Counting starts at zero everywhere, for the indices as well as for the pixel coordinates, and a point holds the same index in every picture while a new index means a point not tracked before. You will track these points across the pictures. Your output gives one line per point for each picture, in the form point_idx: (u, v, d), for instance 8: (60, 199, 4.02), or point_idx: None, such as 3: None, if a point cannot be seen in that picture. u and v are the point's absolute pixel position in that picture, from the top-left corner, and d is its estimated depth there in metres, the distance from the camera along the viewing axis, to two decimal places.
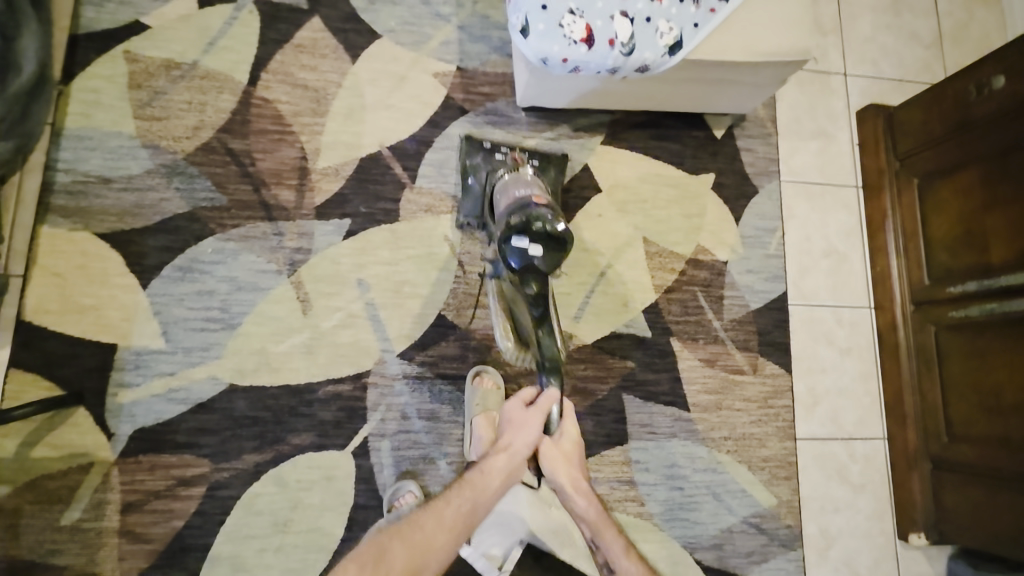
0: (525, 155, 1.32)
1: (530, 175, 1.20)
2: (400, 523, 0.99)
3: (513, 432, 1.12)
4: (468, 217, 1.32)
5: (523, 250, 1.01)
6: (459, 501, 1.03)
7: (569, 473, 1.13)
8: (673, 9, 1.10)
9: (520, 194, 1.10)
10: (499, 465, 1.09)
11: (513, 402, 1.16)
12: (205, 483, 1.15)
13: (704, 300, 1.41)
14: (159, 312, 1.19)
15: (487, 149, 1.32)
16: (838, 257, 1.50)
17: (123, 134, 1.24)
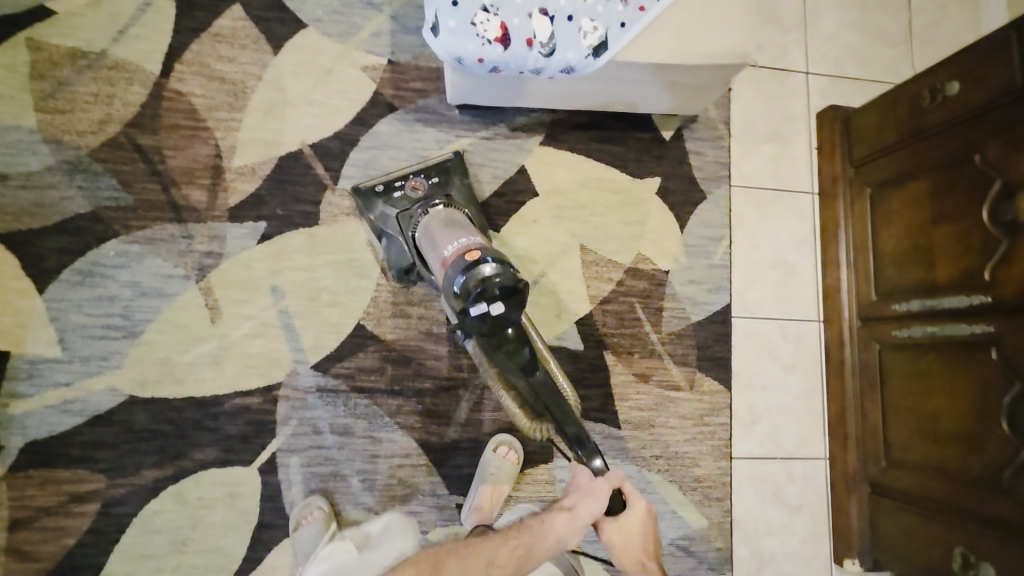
0: (422, 177, 1.22)
1: (444, 209, 1.15)
2: (462, 545, 0.95)
3: (584, 490, 1.02)
4: (401, 265, 1.20)
5: (485, 314, 0.96)
6: (516, 542, 0.95)
7: (630, 547, 1.06)
8: (599, 6, 1.04)
9: (450, 253, 1.01)
10: (557, 527, 0.97)
11: (579, 466, 1.06)
12: (101, 500, 1.10)
13: (642, 312, 1.35)
14: (56, 318, 1.13)
15: (379, 194, 1.21)
16: (788, 269, 1.43)
17: (23, 128, 1.17)
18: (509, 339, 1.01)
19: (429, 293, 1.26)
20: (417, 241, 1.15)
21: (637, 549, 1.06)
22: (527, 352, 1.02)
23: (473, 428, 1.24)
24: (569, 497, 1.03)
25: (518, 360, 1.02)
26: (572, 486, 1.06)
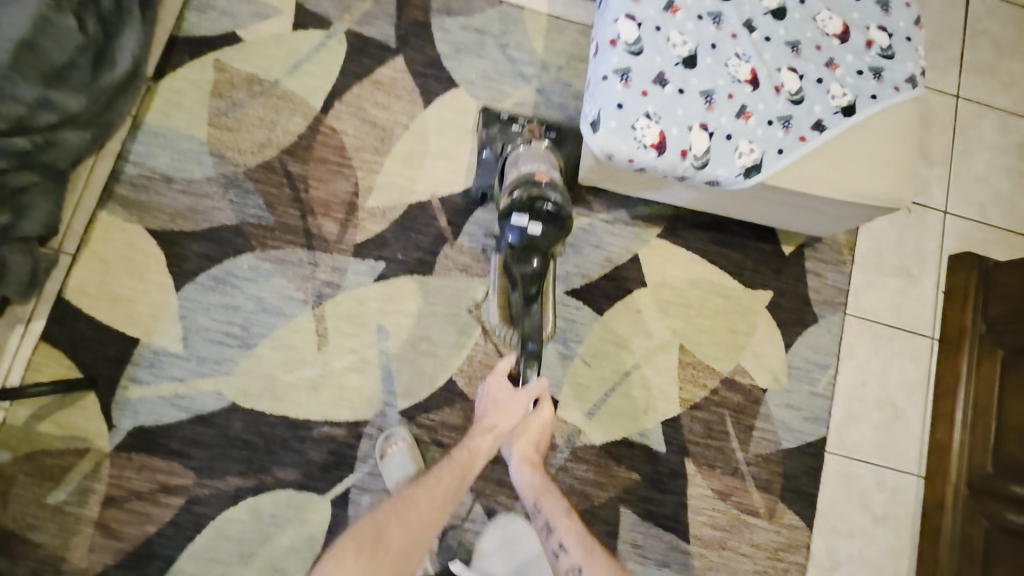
0: (542, 128, 1.29)
1: (544, 148, 1.20)
2: (395, 502, 0.97)
3: (500, 399, 1.09)
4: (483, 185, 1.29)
5: (522, 226, 1.02)
6: (445, 471, 1.02)
7: (529, 446, 1.12)
8: (758, 129, 1.04)
9: (523, 171, 1.11)
10: (483, 442, 1.05)
11: (497, 375, 1.12)
12: (185, 496, 1.16)
13: (732, 427, 1.31)
14: (184, 316, 1.21)
15: (504, 121, 1.29)
16: (894, 413, 1.36)
17: (195, 138, 1.28)
18: (529, 267, 1.05)
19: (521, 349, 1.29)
20: (509, 158, 1.19)
21: (537, 452, 1.12)
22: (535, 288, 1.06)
23: None
24: (489, 408, 1.10)
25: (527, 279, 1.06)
26: (486, 399, 1.12)
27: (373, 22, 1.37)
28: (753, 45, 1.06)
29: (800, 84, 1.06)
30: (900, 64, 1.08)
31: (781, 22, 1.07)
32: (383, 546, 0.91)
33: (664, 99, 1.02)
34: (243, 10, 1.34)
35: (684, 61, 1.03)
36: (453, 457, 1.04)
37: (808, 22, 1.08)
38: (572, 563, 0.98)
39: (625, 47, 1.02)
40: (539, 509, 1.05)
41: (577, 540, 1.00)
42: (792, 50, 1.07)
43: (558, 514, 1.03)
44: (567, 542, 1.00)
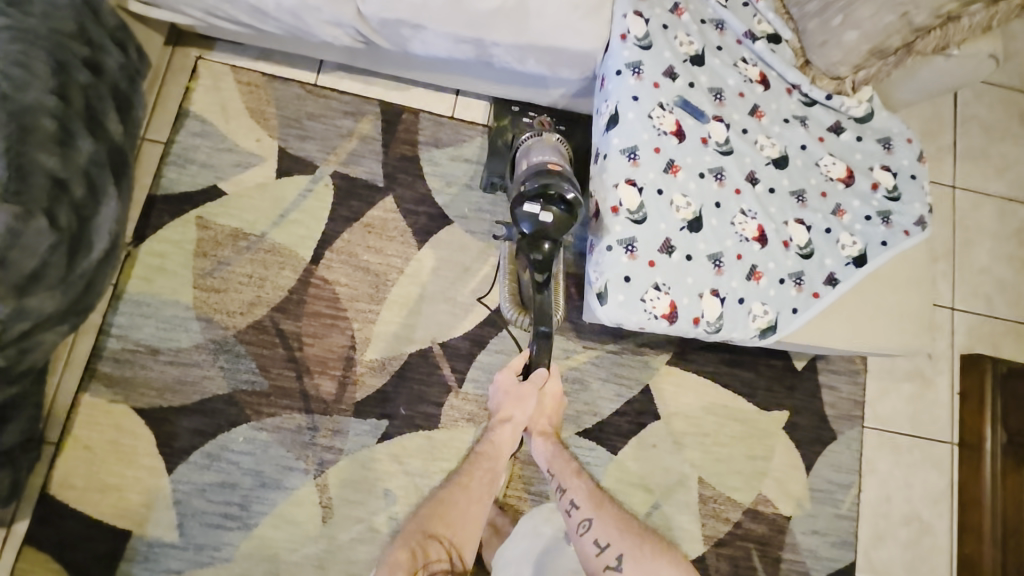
0: (551, 120, 1.26)
1: (557, 141, 1.17)
2: (433, 506, 1.02)
3: (512, 391, 1.12)
4: (492, 175, 1.30)
5: (533, 214, 0.99)
6: (475, 467, 1.07)
7: (542, 421, 1.13)
8: (771, 289, 1.00)
9: (539, 163, 1.07)
10: (506, 433, 1.10)
11: (506, 372, 1.14)
12: None
13: (758, 560, 1.26)
14: (179, 501, 1.14)
15: (515, 112, 1.32)
16: (922, 526, 1.33)
17: (180, 303, 1.22)
18: (539, 254, 1.00)
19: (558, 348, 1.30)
20: (518, 147, 1.19)
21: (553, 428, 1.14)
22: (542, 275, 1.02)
23: None
24: (500, 396, 1.13)
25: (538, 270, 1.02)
26: (498, 392, 1.14)
27: (360, 161, 1.33)
28: (758, 199, 1.03)
29: (809, 237, 1.02)
30: (908, 207, 1.06)
31: (784, 171, 1.05)
32: (434, 549, 0.95)
33: (672, 267, 0.98)
34: (224, 161, 1.29)
35: (690, 224, 1.00)
36: (483, 454, 1.09)
37: (811, 168, 1.06)
38: (584, 518, 1.02)
39: (628, 215, 0.98)
40: (552, 475, 1.09)
41: (588, 500, 1.04)
42: (798, 200, 1.04)
43: (569, 477, 1.07)
44: (579, 503, 1.04)
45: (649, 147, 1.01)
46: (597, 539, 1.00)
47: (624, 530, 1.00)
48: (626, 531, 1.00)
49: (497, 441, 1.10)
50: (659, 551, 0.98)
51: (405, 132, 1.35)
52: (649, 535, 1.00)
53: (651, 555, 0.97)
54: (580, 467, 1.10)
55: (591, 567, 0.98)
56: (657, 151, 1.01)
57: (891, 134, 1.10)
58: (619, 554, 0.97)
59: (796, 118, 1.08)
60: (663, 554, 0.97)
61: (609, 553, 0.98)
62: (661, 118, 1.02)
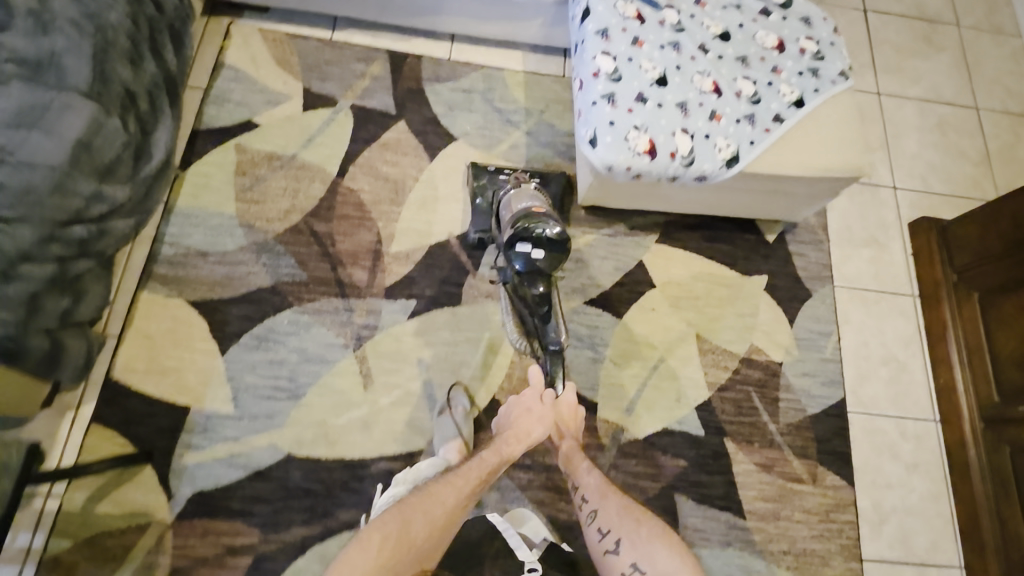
0: (526, 174, 1.39)
1: (534, 189, 1.29)
2: (420, 497, 0.97)
3: (537, 406, 1.17)
4: (478, 230, 1.39)
5: (526, 254, 1.13)
6: (473, 470, 1.04)
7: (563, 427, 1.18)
8: (730, 127, 1.22)
9: (521, 207, 1.20)
10: (518, 450, 1.11)
11: (531, 389, 1.19)
12: (253, 554, 1.15)
13: (759, 401, 1.39)
14: (232, 378, 1.25)
15: (492, 172, 1.42)
16: (899, 366, 1.48)
17: (225, 214, 1.38)
18: (537, 292, 1.18)
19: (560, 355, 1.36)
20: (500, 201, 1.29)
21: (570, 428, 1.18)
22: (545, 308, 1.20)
23: None
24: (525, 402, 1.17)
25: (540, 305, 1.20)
26: (512, 411, 1.17)
27: (373, 95, 1.54)
28: (711, 63, 1.26)
29: (755, 88, 1.26)
30: (832, 63, 1.30)
31: (729, 43, 1.29)
32: (409, 541, 0.90)
33: (648, 112, 1.19)
34: (256, 100, 1.49)
35: (657, 82, 1.22)
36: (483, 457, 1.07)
37: (750, 42, 1.30)
38: (592, 509, 1.07)
39: (607, 77, 1.20)
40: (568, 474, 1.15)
41: (597, 491, 1.09)
42: (743, 64, 1.28)
43: (581, 472, 1.12)
44: (587, 495, 1.09)
45: (618, 28, 1.24)
46: (599, 527, 1.04)
47: (625, 516, 1.02)
48: (627, 516, 1.03)
49: (499, 451, 1.09)
50: (656, 531, 1.00)
51: (410, 71, 1.58)
52: (649, 519, 1.02)
53: (647, 536, 0.99)
54: (594, 463, 1.15)
55: (595, 553, 1.03)
56: (624, 31, 1.24)
57: (810, 16, 1.36)
58: (618, 538, 1.01)
59: (732, 6, 1.33)
60: (658, 533, 0.99)
61: (610, 539, 1.02)
62: (624, 8, 1.26)
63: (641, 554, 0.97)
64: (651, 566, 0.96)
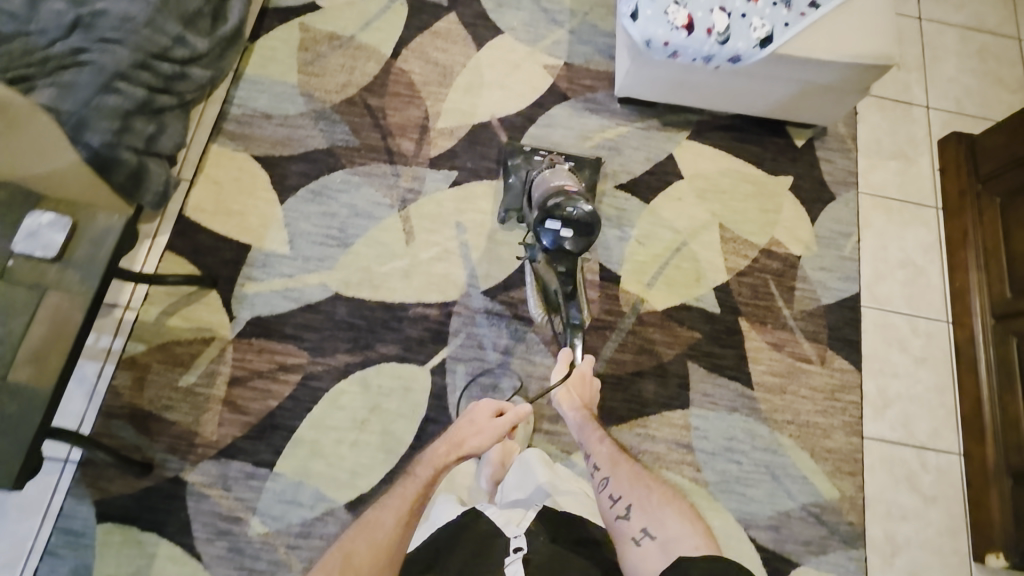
0: (562, 157, 1.40)
1: (567, 169, 1.28)
2: (351, 535, 0.87)
3: (485, 418, 1.05)
4: (507, 208, 1.39)
5: (556, 232, 1.09)
6: (409, 488, 0.93)
7: (573, 396, 1.19)
8: (766, 10, 1.27)
9: (553, 185, 1.17)
10: (447, 463, 0.98)
11: (483, 403, 1.07)
12: (302, 373, 1.28)
13: (776, 288, 1.46)
14: (289, 224, 1.38)
15: (527, 153, 1.43)
16: (916, 270, 1.53)
17: (288, 83, 1.50)
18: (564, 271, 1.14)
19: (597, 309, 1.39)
20: (534, 179, 1.30)
21: (581, 400, 1.18)
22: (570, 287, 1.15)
23: (616, 366, 1.36)
24: (472, 417, 1.06)
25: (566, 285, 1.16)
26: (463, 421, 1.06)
27: None
28: None
29: None
30: None
31: None
32: None
33: None
34: None
35: None
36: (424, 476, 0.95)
37: None
38: (603, 475, 1.03)
39: None
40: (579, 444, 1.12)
41: (609, 458, 1.05)
42: None
43: (593, 440, 1.09)
44: (598, 461, 1.06)
45: None
46: (610, 492, 1.00)
47: (637, 482, 0.99)
48: (638, 483, 1.00)
49: (437, 466, 0.97)
50: (667, 499, 0.96)
51: None
52: (660, 487, 0.99)
53: (657, 502, 0.95)
54: (605, 433, 1.12)
55: (606, 519, 0.98)
56: None
57: None
58: (629, 503, 0.96)
59: None
60: (671, 501, 0.95)
61: (620, 505, 0.97)
62: None
63: (652, 519, 0.93)
64: (662, 532, 0.91)
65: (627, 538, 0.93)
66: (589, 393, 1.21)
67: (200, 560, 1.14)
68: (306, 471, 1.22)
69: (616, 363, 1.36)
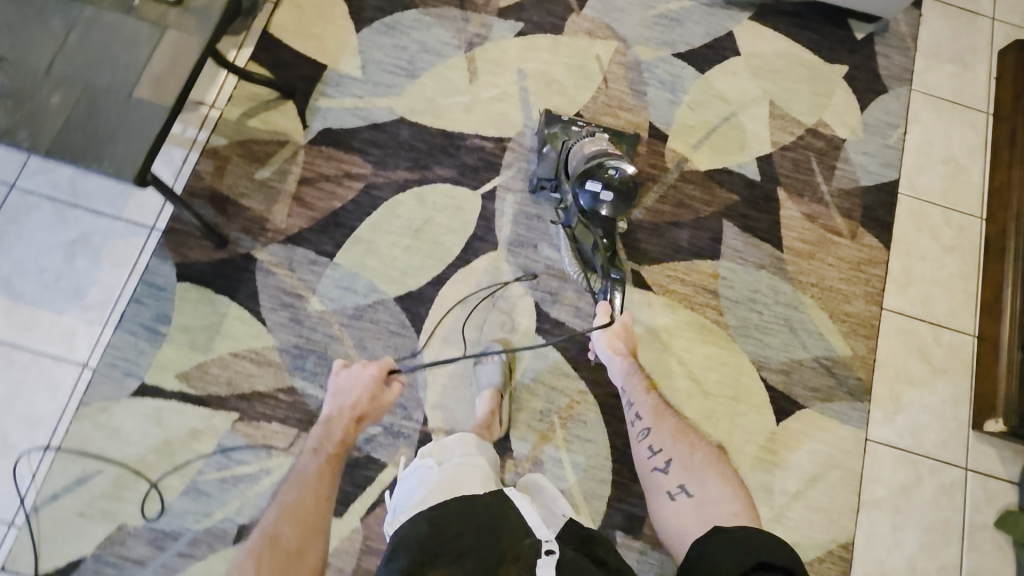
0: (599, 129, 1.38)
1: (606, 139, 1.28)
2: (282, 518, 0.90)
3: (363, 400, 1.07)
4: (540, 176, 1.37)
5: (595, 192, 1.13)
6: (315, 473, 0.98)
7: (618, 341, 1.25)
8: None
9: (593, 149, 1.20)
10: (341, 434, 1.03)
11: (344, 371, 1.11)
12: (364, 182, 1.39)
13: (817, 165, 1.51)
14: (363, 52, 1.48)
15: (564, 121, 1.39)
16: (957, 167, 1.55)
17: None
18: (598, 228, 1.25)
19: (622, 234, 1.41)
20: (570, 150, 1.28)
21: (626, 347, 1.25)
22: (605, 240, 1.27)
23: (655, 214, 1.43)
24: (342, 402, 1.08)
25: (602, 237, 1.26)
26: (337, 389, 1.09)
27: None
28: None
29: None
30: None
31: None
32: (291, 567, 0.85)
33: None
34: None
35: None
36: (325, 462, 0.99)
37: None
38: (645, 427, 1.15)
39: None
40: (624, 391, 1.22)
41: (651, 412, 1.16)
42: None
43: (638, 391, 1.20)
44: (641, 414, 1.17)
45: None
46: (651, 444, 1.12)
47: (678, 439, 1.10)
48: (680, 440, 1.11)
49: (333, 450, 1.01)
50: (708, 460, 1.06)
51: None
52: (700, 446, 1.10)
53: (698, 463, 1.05)
54: (649, 384, 1.22)
55: (643, 468, 1.11)
56: None
57: None
58: (669, 458, 1.08)
59: None
60: (710, 461, 1.06)
61: (660, 458, 1.09)
62: None
63: (689, 477, 1.04)
64: (699, 491, 1.01)
65: (663, 490, 1.05)
66: (632, 339, 1.28)
67: (266, 325, 1.28)
68: (361, 265, 1.34)
69: (655, 212, 1.43)
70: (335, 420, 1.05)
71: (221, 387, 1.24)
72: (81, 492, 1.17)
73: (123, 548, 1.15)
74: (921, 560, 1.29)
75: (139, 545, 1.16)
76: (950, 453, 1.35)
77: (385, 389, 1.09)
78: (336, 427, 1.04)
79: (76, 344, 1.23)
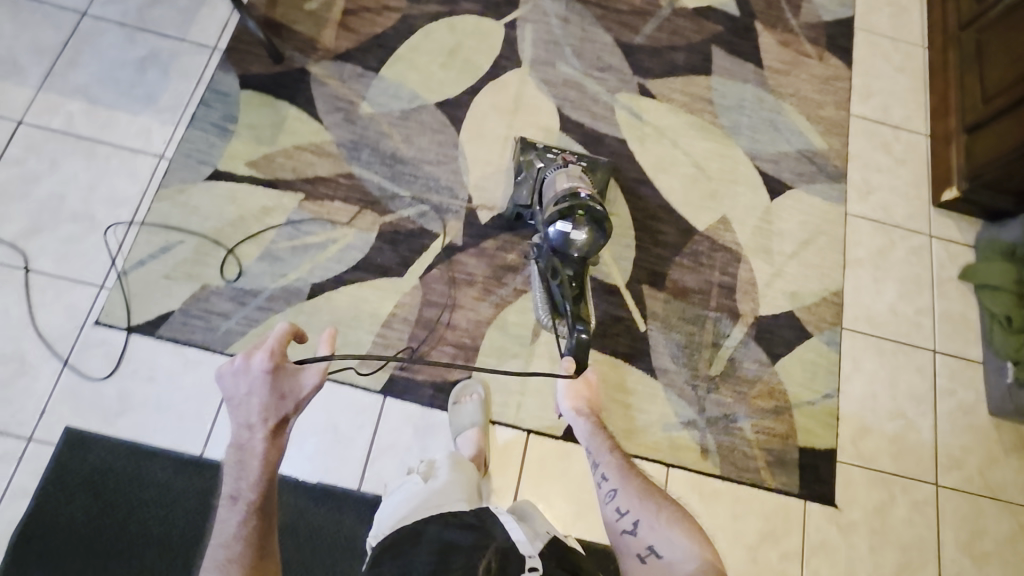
0: (575, 156, 1.38)
1: (581, 172, 1.30)
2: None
3: (274, 409, 0.81)
4: (518, 203, 1.37)
5: (566, 232, 1.15)
6: (237, 521, 0.76)
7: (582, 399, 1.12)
8: None
9: (565, 187, 1.23)
10: (257, 462, 0.79)
11: (228, 375, 0.82)
12: (401, 14, 1.57)
13: (785, 5, 1.76)
14: None
15: (539, 149, 1.40)
16: (901, 7, 1.83)
17: None
18: (567, 267, 1.18)
19: (624, 63, 1.62)
20: (546, 180, 1.31)
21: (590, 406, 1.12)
22: (572, 283, 1.17)
23: (653, 41, 1.66)
24: (245, 419, 0.81)
25: (563, 278, 1.17)
26: (231, 400, 0.82)
27: None
28: None
29: None
30: None
31: None
32: None
33: None
34: None
35: None
36: (249, 509, 0.77)
37: None
38: (611, 488, 0.96)
39: None
40: (589, 453, 1.05)
41: (618, 473, 0.97)
42: None
43: (603, 450, 1.02)
44: (607, 473, 0.98)
45: None
46: (617, 506, 0.92)
47: (646, 498, 0.92)
48: (647, 498, 0.92)
49: (255, 488, 0.78)
50: (678, 516, 0.89)
51: None
52: (669, 504, 0.92)
53: (667, 520, 0.88)
54: (615, 444, 1.05)
55: (609, 533, 0.91)
56: None
57: None
58: (636, 519, 0.89)
59: None
60: (679, 519, 0.88)
61: (627, 519, 0.90)
62: None
63: (657, 537, 0.87)
64: (669, 551, 0.84)
65: (630, 555, 0.87)
66: (598, 397, 1.17)
67: (323, 124, 1.44)
68: (403, 79, 1.51)
69: (654, 39, 1.66)
70: (245, 445, 0.80)
71: (287, 173, 1.38)
72: (165, 259, 1.29)
73: (207, 304, 1.27)
74: (900, 305, 1.50)
75: (222, 301, 1.28)
76: (916, 223, 1.59)
77: (297, 386, 0.83)
78: (249, 456, 0.80)
79: (152, 139, 1.37)
